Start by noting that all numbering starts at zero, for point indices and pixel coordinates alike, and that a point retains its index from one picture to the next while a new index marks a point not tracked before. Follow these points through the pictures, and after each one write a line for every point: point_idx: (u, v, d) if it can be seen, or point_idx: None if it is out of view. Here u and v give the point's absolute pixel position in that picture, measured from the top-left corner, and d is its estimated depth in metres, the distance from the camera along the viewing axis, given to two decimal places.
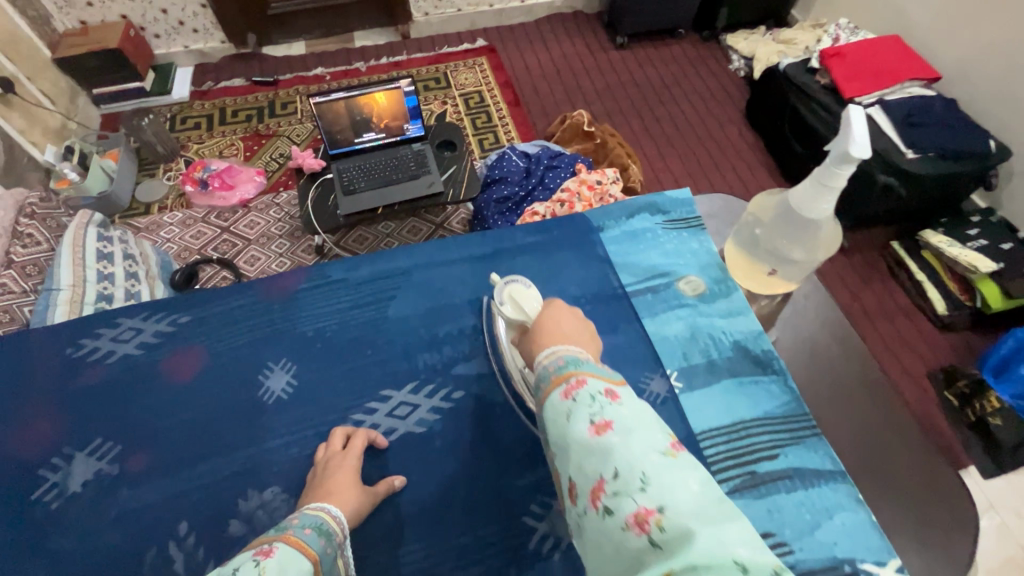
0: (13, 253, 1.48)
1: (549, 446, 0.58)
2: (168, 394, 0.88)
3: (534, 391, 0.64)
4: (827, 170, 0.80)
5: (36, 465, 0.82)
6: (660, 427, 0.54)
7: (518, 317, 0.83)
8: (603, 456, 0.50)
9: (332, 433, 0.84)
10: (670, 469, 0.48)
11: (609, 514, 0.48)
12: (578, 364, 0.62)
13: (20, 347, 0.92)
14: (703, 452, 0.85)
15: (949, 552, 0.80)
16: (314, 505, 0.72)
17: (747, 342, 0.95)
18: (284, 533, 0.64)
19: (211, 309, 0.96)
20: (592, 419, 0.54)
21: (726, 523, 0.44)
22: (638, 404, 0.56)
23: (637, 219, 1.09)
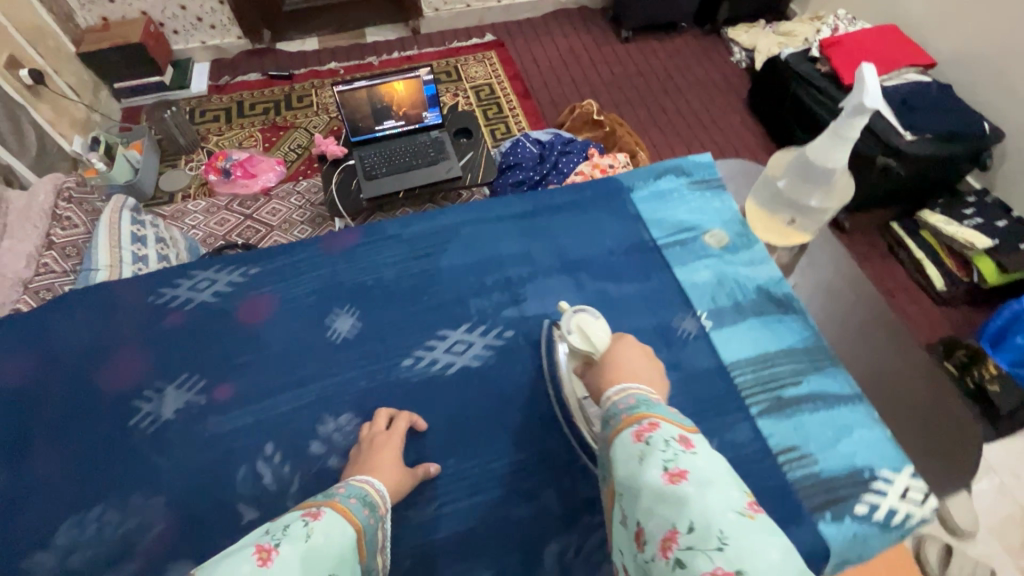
0: (54, 234, 1.48)
1: (615, 486, 0.61)
2: (245, 334, 0.97)
3: (604, 425, 0.67)
4: (844, 121, 0.89)
5: (130, 396, 0.90)
6: (736, 485, 0.55)
7: (586, 349, 0.82)
8: (677, 504, 0.52)
9: (377, 414, 0.88)
10: (747, 530, 0.49)
11: (681, 567, 0.49)
12: (648, 406, 0.66)
13: (107, 296, 1.01)
14: (733, 379, 0.94)
15: (957, 458, 0.92)
16: (360, 478, 0.75)
17: (769, 287, 1.04)
18: (331, 500, 0.66)
19: (279, 261, 1.05)
20: (667, 467, 0.56)
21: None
22: (712, 457, 0.58)
23: (664, 180, 1.19)
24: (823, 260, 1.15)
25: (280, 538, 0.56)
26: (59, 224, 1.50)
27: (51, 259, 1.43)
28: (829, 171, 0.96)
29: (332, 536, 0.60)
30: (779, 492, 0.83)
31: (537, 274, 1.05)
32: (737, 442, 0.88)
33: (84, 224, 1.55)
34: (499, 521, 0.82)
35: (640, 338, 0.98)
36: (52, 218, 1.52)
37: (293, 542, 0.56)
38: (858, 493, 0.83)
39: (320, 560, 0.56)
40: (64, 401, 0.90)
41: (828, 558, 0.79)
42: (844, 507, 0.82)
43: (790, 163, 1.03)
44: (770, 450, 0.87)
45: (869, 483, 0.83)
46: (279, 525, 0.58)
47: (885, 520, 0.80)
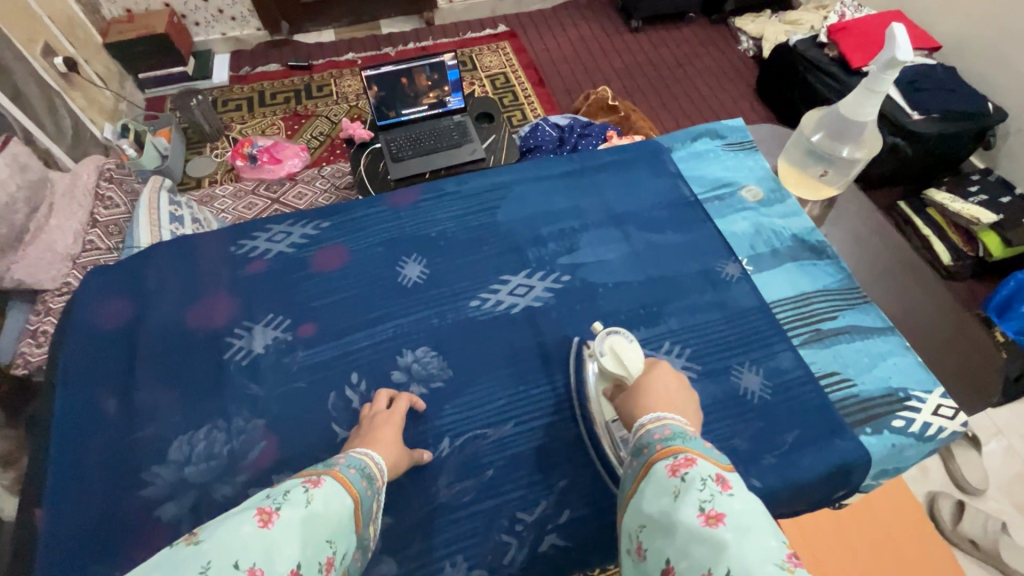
0: (97, 213, 1.51)
1: (645, 520, 0.59)
2: (323, 278, 1.05)
3: (636, 454, 0.67)
4: (875, 76, 0.97)
5: (222, 334, 0.98)
6: (777, 535, 0.52)
7: (618, 371, 0.84)
8: (714, 547, 0.50)
9: (376, 397, 0.89)
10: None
11: None
12: (683, 439, 0.65)
13: (191, 247, 1.08)
14: (774, 315, 1.02)
15: (970, 376, 1.11)
16: (358, 451, 0.76)
17: (804, 235, 1.12)
18: (331, 469, 0.68)
19: (348, 215, 1.13)
20: (703, 508, 0.55)
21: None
22: (749, 500, 0.56)
23: (700, 142, 1.27)
24: (850, 210, 1.28)
25: (281, 502, 0.57)
26: (101, 204, 1.53)
27: (96, 236, 1.48)
28: (861, 125, 1.04)
29: (330, 503, 0.62)
30: (822, 410, 0.91)
31: (587, 226, 1.13)
32: (781, 369, 0.96)
33: (124, 204, 1.58)
34: (565, 441, 0.89)
35: (688, 281, 1.06)
36: (95, 198, 1.55)
37: (293, 507, 0.57)
38: (894, 410, 0.91)
39: (319, 525, 0.58)
40: (162, 339, 0.97)
41: (869, 465, 0.87)
42: (882, 422, 0.90)
43: (823, 119, 1.10)
44: (813, 374, 0.95)
45: (904, 402, 0.92)
46: (279, 490, 0.59)
47: (920, 432, 0.89)
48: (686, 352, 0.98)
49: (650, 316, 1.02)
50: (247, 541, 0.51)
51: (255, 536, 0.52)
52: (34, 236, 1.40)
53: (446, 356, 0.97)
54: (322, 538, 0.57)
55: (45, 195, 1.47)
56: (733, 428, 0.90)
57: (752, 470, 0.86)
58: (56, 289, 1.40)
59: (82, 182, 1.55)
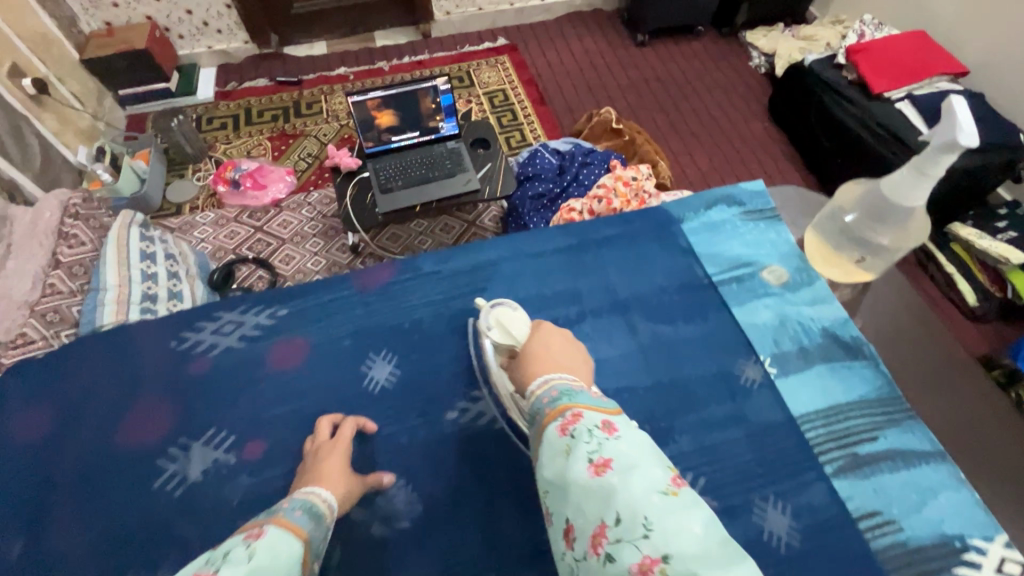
0: (60, 253, 1.37)
1: (543, 484, 0.60)
2: (276, 383, 0.90)
3: (531, 423, 0.66)
4: (926, 157, 0.82)
5: (153, 455, 0.84)
6: (659, 461, 0.57)
7: (507, 341, 0.83)
8: (605, 498, 0.53)
9: (318, 423, 0.84)
10: (673, 509, 0.50)
11: (611, 561, 0.49)
12: (571, 396, 0.65)
13: (125, 342, 0.94)
14: (804, 433, 0.87)
15: None
16: (303, 491, 0.70)
17: (836, 329, 0.97)
18: (273, 517, 0.61)
19: (309, 301, 0.98)
20: (592, 458, 0.56)
21: (724, 561, 0.47)
22: (634, 438, 0.59)
23: (715, 210, 1.12)
24: (885, 294, 1.11)
25: (220, 564, 0.51)
26: (65, 242, 1.39)
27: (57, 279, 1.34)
28: (908, 209, 0.88)
29: (278, 555, 0.55)
30: (864, 565, 0.76)
31: (586, 315, 0.98)
32: (813, 507, 0.81)
33: (91, 241, 1.44)
34: None
35: (702, 387, 0.91)
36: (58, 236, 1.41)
37: (234, 566, 0.51)
38: (950, 566, 0.76)
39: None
40: (85, 461, 0.83)
41: None
42: None
43: (865, 195, 0.94)
44: (851, 515, 0.80)
45: (962, 555, 0.77)
46: (218, 551, 0.53)
47: None
48: (701, 482, 0.83)
49: (658, 434, 0.87)
50: None
51: None
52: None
53: (416, 487, 0.82)
54: None
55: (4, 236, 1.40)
56: None
57: None
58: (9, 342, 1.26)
59: (46, 220, 1.42)
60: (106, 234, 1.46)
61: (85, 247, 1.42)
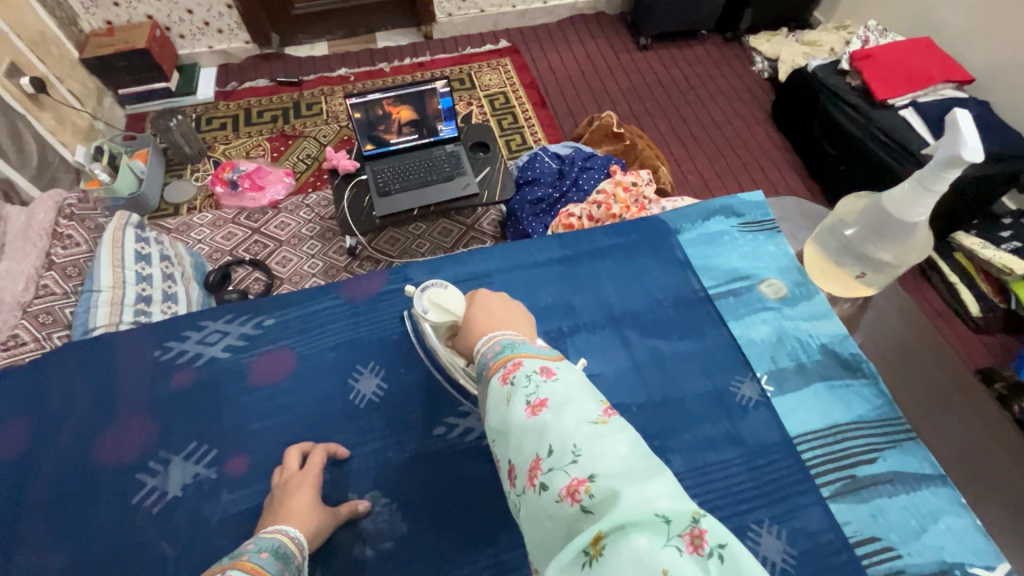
0: (55, 254, 1.36)
1: (488, 434, 0.58)
2: (261, 396, 0.88)
3: (477, 378, 0.64)
4: (929, 172, 0.79)
5: (133, 470, 0.82)
6: (593, 396, 0.55)
7: (446, 319, 0.80)
8: (538, 434, 0.51)
9: (286, 457, 0.81)
10: (601, 436, 0.49)
11: (544, 490, 0.48)
12: (514, 347, 0.63)
13: (107, 351, 0.91)
14: (801, 455, 0.84)
15: None
16: (270, 530, 0.68)
17: (834, 346, 0.95)
18: (238, 561, 0.60)
19: (296, 311, 0.97)
20: (529, 400, 0.55)
21: (649, 478, 0.45)
22: (572, 378, 0.57)
23: (713, 221, 1.09)
24: (887, 314, 1.08)
25: None
26: (59, 243, 1.38)
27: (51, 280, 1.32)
28: (910, 225, 0.86)
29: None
30: None
31: (579, 328, 0.96)
32: (809, 532, 0.78)
33: (86, 243, 1.42)
34: None
35: (697, 404, 0.89)
36: (52, 236, 1.40)
37: None
38: None
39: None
40: (61, 475, 0.81)
41: None
42: None
43: (862, 213, 0.92)
44: (848, 541, 0.77)
45: None
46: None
47: None
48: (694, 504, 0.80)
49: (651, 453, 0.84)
50: None
51: None
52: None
53: (401, 504, 0.80)
54: None
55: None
56: None
57: None
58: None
59: (40, 221, 1.40)
60: (101, 235, 1.45)
61: (78, 248, 1.40)
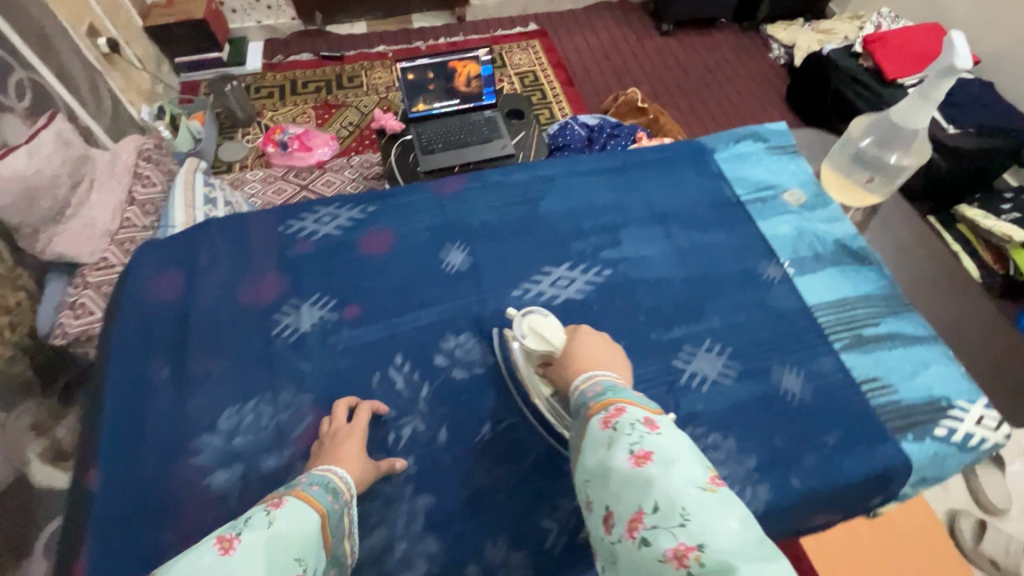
0: (135, 192, 1.65)
1: (584, 474, 0.63)
2: (368, 262, 1.07)
3: (575, 415, 0.70)
4: (930, 84, 0.98)
5: (270, 311, 1.00)
6: (698, 460, 0.58)
7: (544, 347, 0.86)
8: (642, 488, 0.55)
9: (335, 406, 0.88)
10: (708, 504, 0.52)
11: (646, 545, 0.52)
12: (614, 391, 0.69)
13: (241, 225, 1.10)
14: (817, 318, 1.02)
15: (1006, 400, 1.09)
16: (322, 467, 0.75)
17: (846, 241, 1.12)
18: (293, 489, 0.67)
19: (393, 201, 1.15)
20: (633, 450, 0.58)
21: (762, 561, 0.48)
22: (676, 434, 0.61)
23: (743, 144, 1.27)
24: (893, 219, 1.26)
25: (241, 527, 0.57)
26: (139, 182, 1.67)
27: (133, 214, 1.62)
28: (913, 131, 1.05)
29: (295, 523, 0.61)
30: (865, 415, 0.91)
31: (629, 222, 1.14)
32: (823, 372, 0.96)
33: (160, 183, 1.72)
34: None
35: (729, 280, 1.07)
36: (134, 176, 1.69)
37: (256, 531, 0.57)
38: (936, 419, 0.91)
39: (285, 544, 0.57)
40: (213, 312, 0.99)
41: (909, 471, 0.87)
42: (924, 429, 0.90)
43: (871, 123, 1.11)
44: (854, 380, 0.95)
45: (947, 411, 0.92)
46: (241, 516, 0.58)
47: (962, 443, 0.89)
48: (728, 350, 0.98)
49: (692, 313, 1.02)
50: (206, 569, 0.51)
51: (213, 564, 0.51)
52: (74, 211, 1.54)
53: (488, 343, 0.98)
54: (289, 557, 0.57)
55: (86, 171, 1.60)
56: (773, 428, 0.90)
57: (792, 470, 0.86)
58: (93, 263, 1.53)
59: (124, 160, 1.71)
60: (173, 178, 1.73)
61: (155, 187, 1.70)
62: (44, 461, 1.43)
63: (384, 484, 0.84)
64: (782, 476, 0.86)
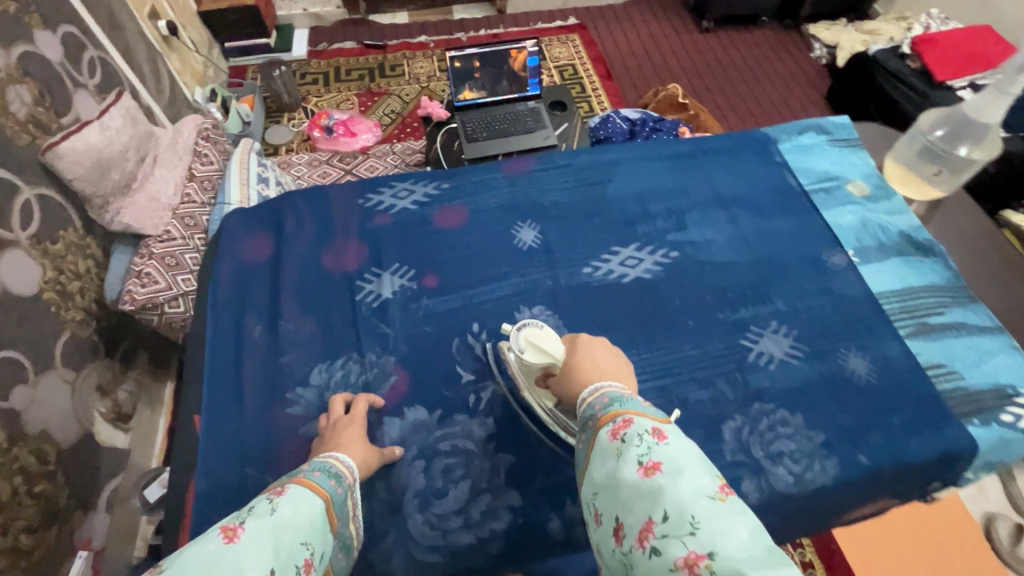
0: (195, 168, 1.75)
1: (593, 487, 0.63)
2: (444, 235, 1.11)
3: (583, 428, 0.69)
4: (1007, 78, 1.01)
5: (354, 278, 1.05)
6: (708, 471, 0.57)
7: (545, 360, 0.82)
8: (652, 497, 0.55)
9: (331, 401, 0.88)
10: (717, 513, 0.52)
11: (657, 554, 0.52)
12: (622, 402, 0.68)
13: (324, 196, 1.16)
14: (881, 305, 1.04)
15: None
16: (324, 455, 0.76)
17: (911, 233, 1.14)
18: (294, 477, 0.67)
19: (466, 179, 1.20)
20: (641, 461, 0.59)
21: (776, 568, 0.47)
22: (684, 445, 0.60)
23: (807, 136, 1.29)
24: (956, 213, 1.26)
25: (246, 516, 0.57)
26: (198, 160, 1.77)
27: (192, 190, 1.70)
28: (985, 125, 1.07)
29: (301, 509, 0.62)
30: (931, 399, 0.94)
31: (695, 207, 1.17)
32: (888, 357, 0.98)
33: (217, 161, 1.82)
34: (675, 407, 0.92)
35: (795, 266, 1.09)
36: (194, 153, 1.79)
37: (260, 518, 0.57)
38: (1002, 405, 0.94)
39: (293, 529, 0.58)
40: (301, 276, 1.04)
41: (975, 454, 0.90)
42: (990, 415, 0.93)
43: (945, 116, 1.12)
44: (920, 365, 0.97)
45: (1012, 398, 0.94)
46: (244, 507, 0.59)
47: None
48: (794, 332, 1.01)
49: (759, 295, 1.05)
50: (213, 558, 0.51)
51: (223, 559, 0.51)
52: (140, 184, 1.61)
53: (560, 317, 1.01)
54: (296, 542, 0.58)
55: (150, 147, 1.69)
56: (839, 407, 0.93)
57: (859, 446, 0.89)
58: (156, 235, 1.60)
59: (184, 138, 1.80)
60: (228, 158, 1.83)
61: (211, 165, 1.80)
62: (107, 421, 1.55)
63: (465, 441, 0.88)
64: (848, 454, 0.88)
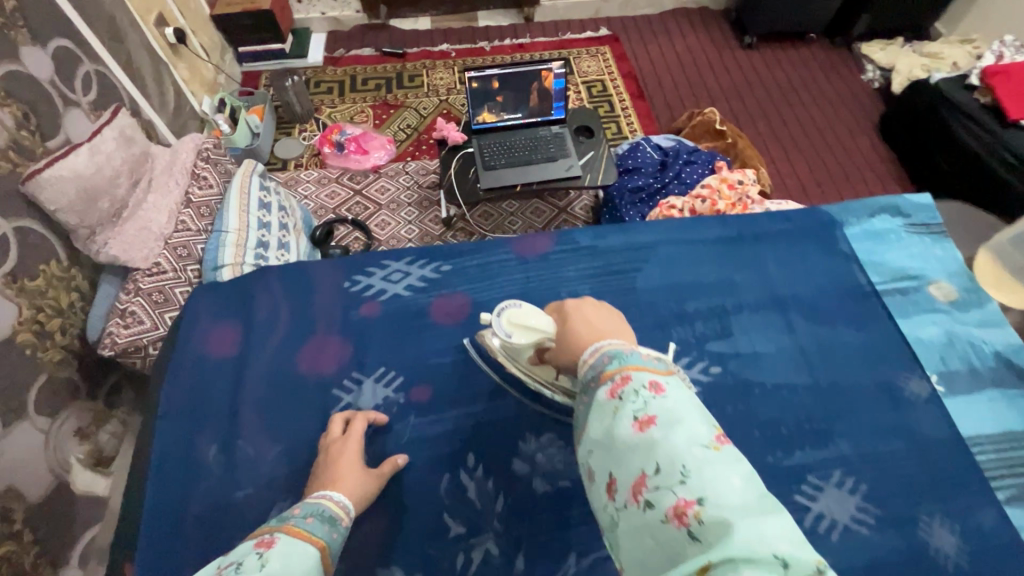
0: (192, 192, 1.41)
1: (584, 445, 0.53)
2: (440, 332, 0.95)
3: (578, 392, 0.58)
4: None
5: (330, 385, 0.89)
6: (706, 416, 0.49)
7: (536, 336, 0.74)
8: (644, 451, 0.46)
9: (330, 421, 0.80)
10: (716, 464, 0.44)
11: (650, 508, 0.44)
12: (622, 357, 0.56)
13: (304, 278, 1.00)
14: (974, 455, 0.84)
15: None
16: (312, 496, 0.64)
17: (1009, 354, 0.93)
18: (284, 523, 0.57)
19: (469, 260, 1.03)
20: (636, 415, 0.49)
21: (770, 516, 0.40)
22: (684, 395, 0.51)
23: (879, 219, 1.09)
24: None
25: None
26: (197, 183, 1.43)
27: (188, 217, 1.37)
28: None
29: (293, 562, 0.52)
30: None
31: (743, 307, 0.98)
32: (983, 532, 0.78)
33: (217, 185, 1.48)
34: None
35: (865, 395, 0.89)
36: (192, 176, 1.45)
37: None
38: None
39: None
40: (268, 382, 0.89)
41: None
42: None
43: None
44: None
45: None
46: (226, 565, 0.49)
47: None
48: (863, 489, 0.81)
49: (819, 435, 0.86)
50: None
51: None
52: (132, 211, 1.29)
53: (574, 447, 0.84)
54: None
55: (146, 170, 1.36)
56: None
57: None
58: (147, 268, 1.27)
59: (181, 159, 1.46)
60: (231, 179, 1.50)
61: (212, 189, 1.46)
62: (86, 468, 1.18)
63: None
64: None
